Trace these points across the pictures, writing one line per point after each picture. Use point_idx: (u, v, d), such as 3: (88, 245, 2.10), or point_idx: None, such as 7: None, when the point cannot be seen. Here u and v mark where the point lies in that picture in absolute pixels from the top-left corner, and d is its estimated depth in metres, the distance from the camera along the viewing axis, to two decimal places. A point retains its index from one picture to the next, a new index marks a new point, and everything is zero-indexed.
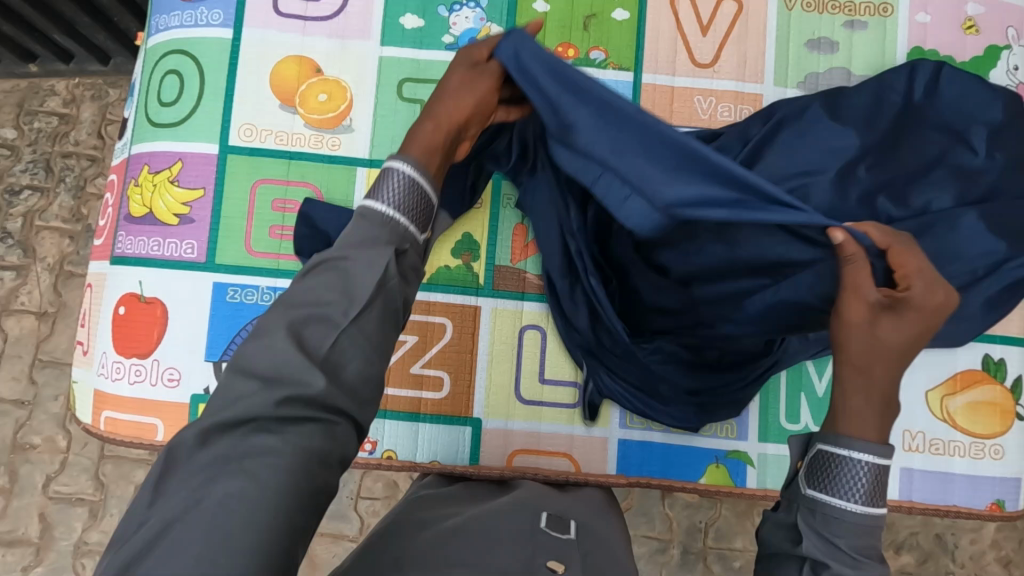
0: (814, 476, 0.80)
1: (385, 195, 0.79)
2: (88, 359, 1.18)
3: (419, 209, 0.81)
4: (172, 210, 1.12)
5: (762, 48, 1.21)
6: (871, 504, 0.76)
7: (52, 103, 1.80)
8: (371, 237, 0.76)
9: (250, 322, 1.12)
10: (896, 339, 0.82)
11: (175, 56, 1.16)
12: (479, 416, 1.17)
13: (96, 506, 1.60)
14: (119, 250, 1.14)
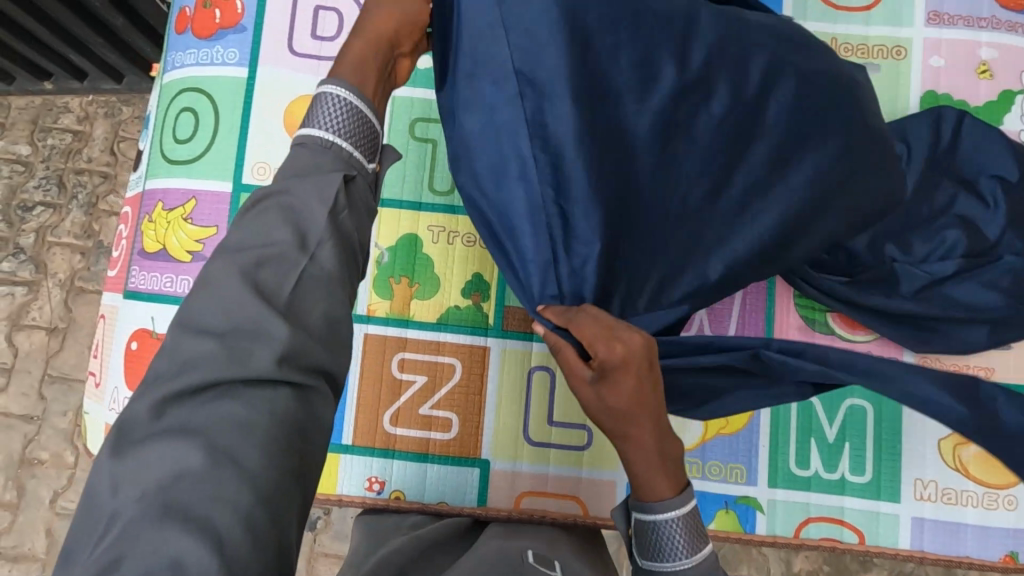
0: (642, 543, 0.81)
1: (321, 118, 0.76)
2: (100, 392, 1.18)
3: (358, 131, 0.78)
4: (184, 246, 1.13)
5: None
6: (695, 550, 0.79)
7: (66, 120, 1.82)
8: (317, 160, 0.74)
9: None
10: (621, 407, 0.73)
11: (189, 94, 1.18)
12: (487, 457, 1.16)
13: None
14: (131, 285, 1.15)
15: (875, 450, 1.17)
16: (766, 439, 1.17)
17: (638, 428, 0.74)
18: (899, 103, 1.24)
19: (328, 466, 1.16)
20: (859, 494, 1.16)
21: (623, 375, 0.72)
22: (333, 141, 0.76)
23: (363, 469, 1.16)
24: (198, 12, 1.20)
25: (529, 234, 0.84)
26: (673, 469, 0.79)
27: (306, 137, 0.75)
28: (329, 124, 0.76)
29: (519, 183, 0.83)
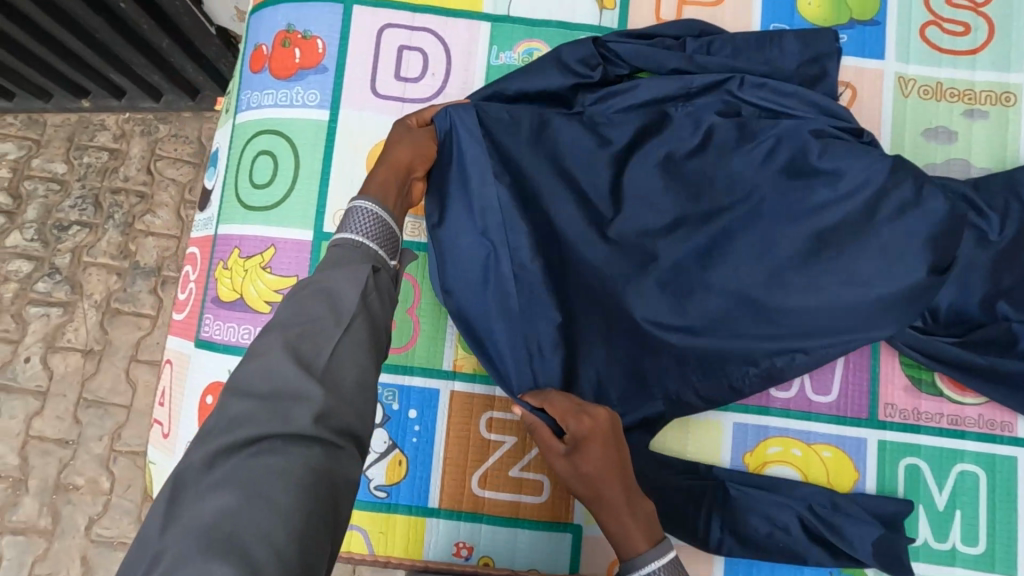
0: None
1: (356, 224, 0.84)
2: (168, 443, 1.15)
3: (384, 235, 0.86)
4: (263, 297, 1.10)
5: (879, 130, 1.19)
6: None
7: (102, 138, 1.79)
8: (346, 258, 0.80)
9: None
10: (592, 470, 0.89)
11: (268, 135, 1.16)
12: (579, 522, 1.12)
13: None
14: (207, 333, 1.13)
15: (989, 517, 1.09)
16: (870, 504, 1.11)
17: (613, 493, 0.88)
18: (1009, 150, 1.19)
19: (414, 531, 1.12)
20: (973, 566, 1.08)
21: (589, 436, 0.91)
22: (362, 240, 0.83)
23: (450, 533, 1.12)
24: (279, 51, 1.18)
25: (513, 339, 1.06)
26: (648, 522, 0.88)
27: (343, 240, 0.83)
28: (362, 228, 0.84)
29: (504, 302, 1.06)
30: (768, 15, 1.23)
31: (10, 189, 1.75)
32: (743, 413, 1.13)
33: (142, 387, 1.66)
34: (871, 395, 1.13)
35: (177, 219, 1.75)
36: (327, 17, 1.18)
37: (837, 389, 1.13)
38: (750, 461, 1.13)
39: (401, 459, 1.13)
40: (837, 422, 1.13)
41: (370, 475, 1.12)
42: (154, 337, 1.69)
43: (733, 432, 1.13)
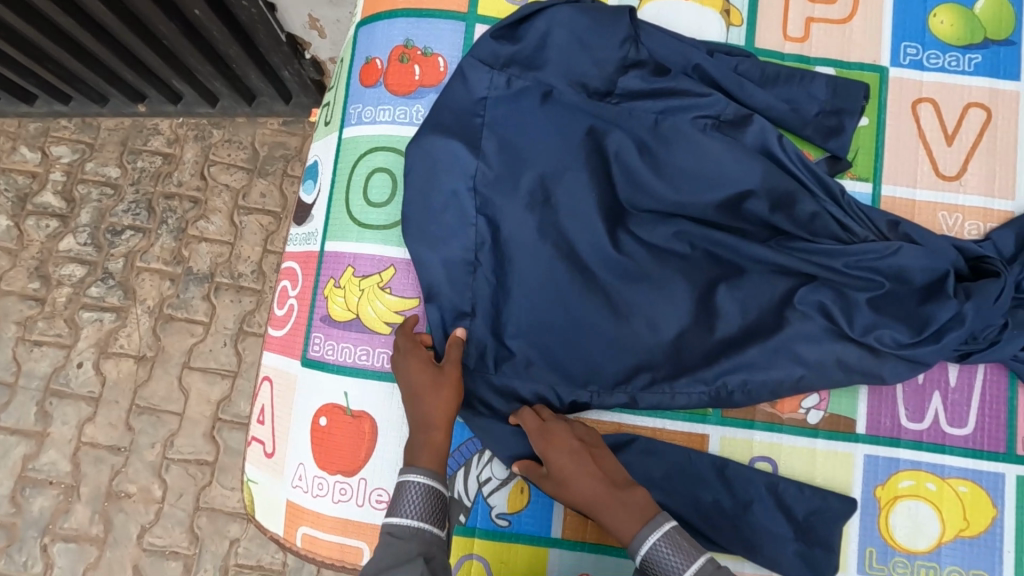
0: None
1: (408, 504, 0.63)
2: (275, 462, 0.80)
3: (439, 509, 0.64)
4: (383, 319, 0.74)
5: (1013, 162, 0.76)
6: (691, 561, 0.60)
7: (156, 143, 1.73)
8: (397, 555, 0.59)
9: (463, 442, 0.72)
10: (574, 476, 0.65)
11: (388, 150, 0.78)
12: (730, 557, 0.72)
13: (190, 560, 1.51)
14: (313, 353, 0.78)
15: None
16: (1013, 545, 0.71)
17: (593, 490, 0.64)
18: None
19: (528, 564, 0.71)
20: None
21: (563, 450, 0.66)
22: (417, 525, 0.61)
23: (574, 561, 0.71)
24: (389, 59, 0.79)
25: (506, 309, 0.72)
26: (636, 499, 0.64)
27: (392, 528, 0.61)
28: (415, 508, 0.62)
29: (488, 261, 0.73)
30: (894, 27, 0.79)
31: (63, 192, 1.70)
32: (874, 443, 0.73)
33: (195, 396, 1.59)
34: (1015, 424, 0.73)
35: (231, 225, 1.68)
36: (452, 32, 0.79)
37: (975, 417, 0.73)
38: (878, 497, 0.73)
39: (523, 487, 0.72)
40: (976, 456, 0.73)
41: (489, 502, 0.71)
42: (206, 344, 1.62)
43: (861, 465, 0.73)
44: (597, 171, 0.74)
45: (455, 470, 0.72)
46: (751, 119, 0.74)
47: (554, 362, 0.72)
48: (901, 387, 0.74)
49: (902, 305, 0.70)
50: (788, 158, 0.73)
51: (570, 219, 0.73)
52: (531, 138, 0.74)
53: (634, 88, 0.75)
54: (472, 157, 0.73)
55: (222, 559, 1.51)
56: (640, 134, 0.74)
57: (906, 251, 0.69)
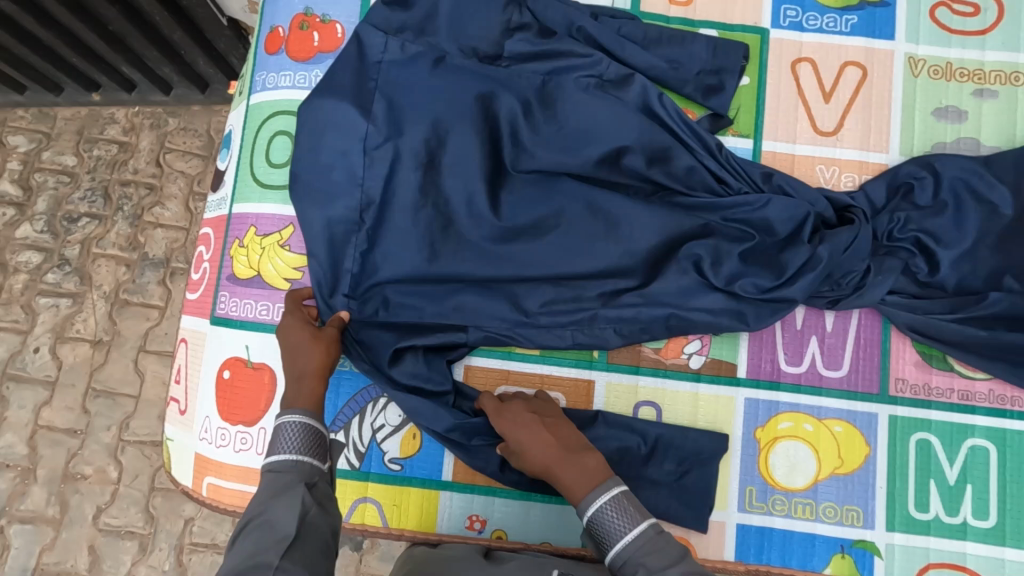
0: (599, 540, 0.62)
1: (286, 440, 0.64)
2: (187, 418, 0.82)
3: (319, 443, 0.65)
4: (284, 275, 0.77)
5: (886, 116, 0.79)
6: (634, 524, 0.61)
7: (112, 131, 1.60)
8: (278, 486, 0.60)
9: (359, 392, 0.75)
10: (526, 445, 0.66)
11: (289, 113, 0.80)
12: None
13: (146, 540, 1.39)
14: (220, 311, 0.80)
15: (1001, 494, 0.74)
16: (884, 481, 0.75)
17: (544, 456, 0.65)
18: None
19: (418, 504, 0.74)
20: (985, 543, 0.73)
21: (517, 423, 0.67)
22: (297, 457, 0.63)
23: (462, 503, 0.74)
24: (290, 27, 0.82)
25: (392, 263, 0.74)
26: (591, 466, 0.65)
27: (271, 464, 0.62)
28: (293, 443, 0.64)
29: (381, 219, 0.75)
30: None
31: (20, 180, 1.59)
32: (755, 387, 0.76)
33: (151, 378, 1.45)
34: (888, 366, 0.76)
35: (186, 211, 1.55)
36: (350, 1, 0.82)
37: (850, 360, 0.76)
38: (758, 438, 0.76)
39: (415, 433, 0.74)
40: (852, 397, 0.76)
41: (382, 447, 0.74)
42: (163, 327, 1.50)
43: (742, 408, 0.76)
44: (485, 128, 0.76)
45: (350, 417, 0.74)
46: (633, 77, 0.77)
47: (443, 314, 0.74)
48: (780, 332, 0.77)
49: (764, 253, 0.74)
50: (669, 115, 0.76)
51: (455, 174, 0.75)
52: (417, 99, 0.76)
53: (521, 50, 0.78)
54: (362, 118, 0.74)
55: (177, 539, 1.39)
56: (527, 94, 0.77)
57: (776, 203, 0.73)
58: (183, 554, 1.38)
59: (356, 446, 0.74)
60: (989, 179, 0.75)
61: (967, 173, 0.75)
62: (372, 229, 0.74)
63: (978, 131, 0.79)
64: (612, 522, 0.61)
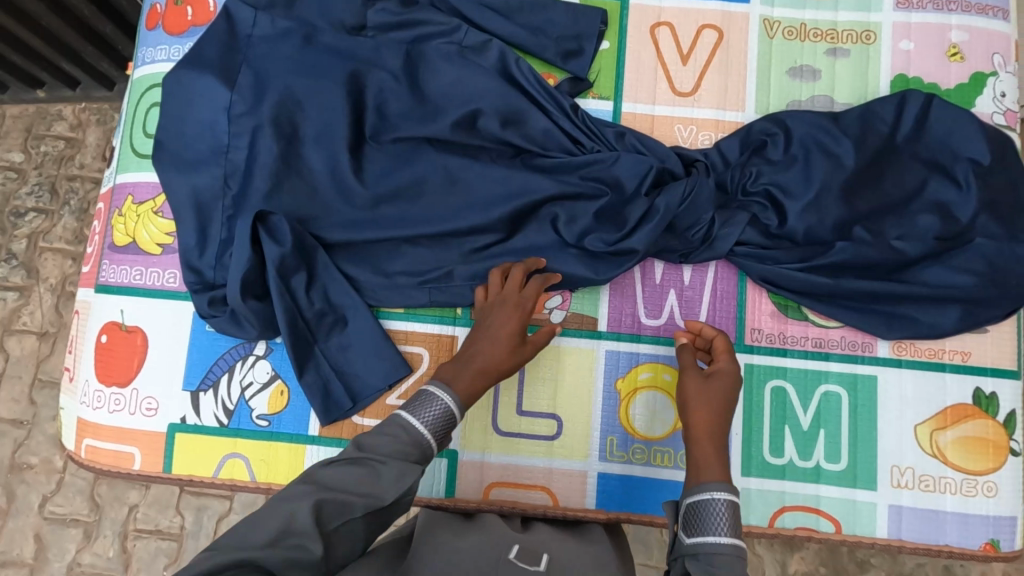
0: (689, 518, 0.60)
1: (426, 411, 0.63)
2: (73, 385, 0.84)
3: (446, 429, 0.64)
4: (156, 241, 0.80)
5: (742, 75, 0.82)
6: (733, 538, 0.58)
7: (60, 128, 1.29)
8: (394, 451, 0.60)
9: (230, 351, 0.77)
10: (719, 391, 0.67)
11: None
12: (456, 446, 0.77)
13: (92, 527, 1.13)
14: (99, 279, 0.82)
15: (851, 436, 0.76)
16: (740, 428, 0.77)
17: (723, 415, 0.66)
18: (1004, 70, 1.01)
19: (285, 458, 0.76)
20: (837, 485, 0.76)
21: (728, 380, 0.69)
22: (426, 435, 0.62)
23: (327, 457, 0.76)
24: (166, 4, 0.85)
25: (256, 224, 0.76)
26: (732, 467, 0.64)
27: (401, 423, 0.62)
28: (428, 416, 0.63)
29: (248, 184, 0.77)
30: None
31: None
32: (616, 340, 0.79)
33: None
34: (744, 316, 0.78)
35: None
36: None
37: (707, 312, 0.79)
38: (619, 389, 0.78)
39: (284, 389, 0.77)
40: None
41: (250, 404, 0.76)
42: None
43: (604, 360, 0.78)
44: (347, 93, 0.78)
45: (219, 375, 0.77)
46: (489, 43, 0.80)
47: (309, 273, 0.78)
48: (641, 287, 0.79)
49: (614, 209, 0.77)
50: (526, 78, 0.80)
51: (317, 139, 0.78)
52: (280, 68, 0.79)
53: (383, 21, 0.81)
54: (226, 88, 0.78)
55: (121, 525, 1.13)
56: (389, 62, 0.80)
57: (623, 159, 0.76)
58: (126, 540, 1.13)
59: (225, 404, 0.77)
60: (835, 133, 0.77)
61: (816, 125, 0.78)
62: (240, 195, 0.77)
63: (834, 87, 0.82)
64: (717, 520, 0.59)
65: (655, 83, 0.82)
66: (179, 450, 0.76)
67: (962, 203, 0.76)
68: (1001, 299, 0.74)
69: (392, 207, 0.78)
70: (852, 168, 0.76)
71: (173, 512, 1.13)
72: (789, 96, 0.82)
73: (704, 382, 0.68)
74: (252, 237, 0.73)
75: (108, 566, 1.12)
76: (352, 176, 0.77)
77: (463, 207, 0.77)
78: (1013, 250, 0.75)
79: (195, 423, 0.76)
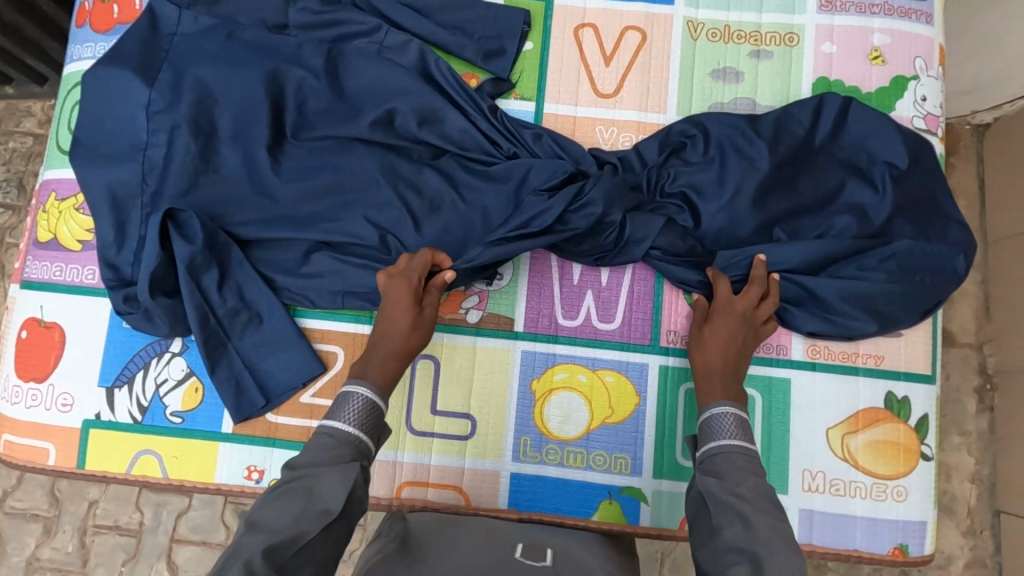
0: (699, 433, 0.65)
1: (348, 410, 0.61)
2: None
3: (376, 422, 0.62)
4: (77, 238, 0.80)
5: (664, 77, 0.82)
6: (741, 438, 0.62)
7: (27, 125, 1.29)
8: (330, 458, 0.57)
9: (145, 348, 0.78)
10: (724, 325, 0.71)
11: None
12: None
13: (51, 522, 1.12)
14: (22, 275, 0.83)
15: (763, 439, 0.76)
16: (653, 430, 0.77)
17: (731, 346, 0.70)
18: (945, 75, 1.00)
19: (199, 454, 0.76)
20: None
21: (734, 312, 0.72)
22: (358, 434, 0.60)
23: (241, 454, 0.77)
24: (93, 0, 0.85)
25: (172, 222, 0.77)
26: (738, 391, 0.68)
27: (328, 432, 0.59)
28: (352, 415, 0.61)
29: (165, 181, 0.77)
30: None
31: None
32: (533, 340, 0.78)
33: None
34: (660, 318, 0.78)
35: None
36: None
37: (623, 314, 0.79)
38: (534, 389, 0.78)
39: (198, 387, 0.77)
40: (624, 348, 0.78)
41: (164, 401, 0.77)
42: None
43: (519, 360, 0.78)
44: (265, 90, 0.79)
45: (134, 372, 0.77)
46: (409, 43, 0.81)
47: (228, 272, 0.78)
48: (558, 288, 0.79)
49: None
50: (445, 78, 0.80)
51: (235, 138, 0.78)
52: (199, 66, 0.79)
53: (304, 20, 0.81)
54: (144, 85, 0.78)
55: (81, 519, 1.12)
56: (308, 59, 0.80)
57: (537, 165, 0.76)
58: (86, 535, 1.11)
59: (140, 400, 0.77)
60: (751, 135, 0.77)
61: (734, 126, 0.78)
62: (157, 192, 0.77)
63: (758, 88, 0.82)
64: (725, 424, 0.63)
65: (577, 84, 0.82)
66: (93, 446, 0.77)
67: (878, 206, 0.76)
68: (914, 302, 0.74)
69: (307, 204, 0.78)
70: (767, 168, 0.76)
71: (132, 507, 1.12)
72: (712, 97, 0.82)
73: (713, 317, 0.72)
74: (162, 233, 0.74)
75: (66, 561, 1.10)
76: (269, 174, 0.78)
77: (380, 206, 0.77)
78: (927, 252, 0.74)
79: (109, 419, 0.77)
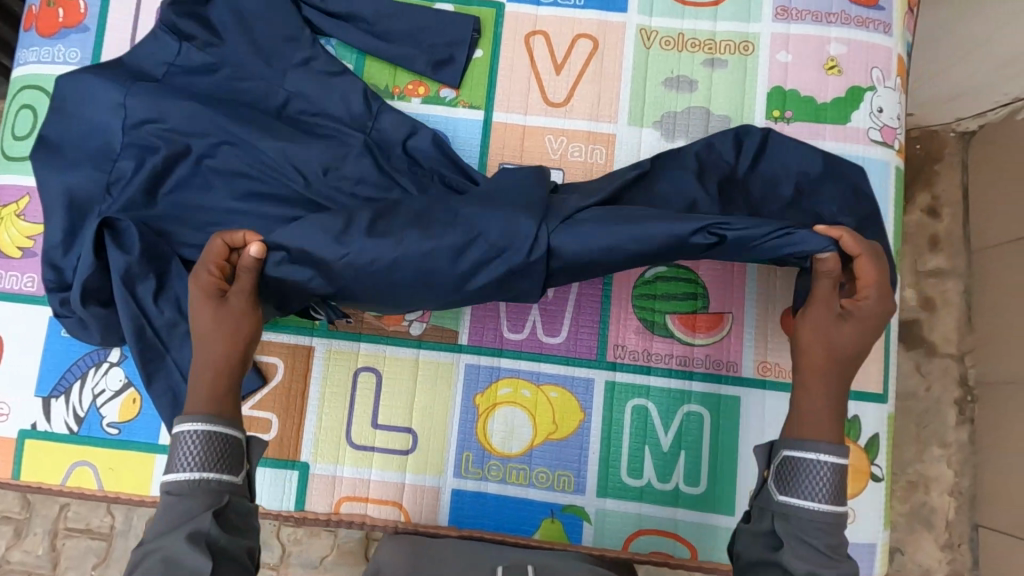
0: (783, 473, 0.57)
1: (185, 455, 0.56)
2: None
3: (228, 453, 0.58)
4: (16, 245, 0.79)
5: (615, 87, 0.81)
6: (833, 502, 0.55)
7: None
8: (178, 514, 0.54)
9: (83, 356, 0.77)
10: (845, 339, 0.59)
11: (33, 87, 0.83)
12: (308, 459, 0.76)
13: (19, 525, 1.09)
14: None
15: (710, 459, 0.74)
16: (598, 447, 0.75)
17: (844, 364, 0.59)
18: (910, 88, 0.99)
19: (136, 466, 0.75)
20: (696, 509, 0.74)
21: (861, 324, 0.60)
22: (204, 476, 0.56)
23: None
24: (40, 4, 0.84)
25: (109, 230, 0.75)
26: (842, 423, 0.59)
27: (170, 485, 0.55)
28: (191, 457, 0.56)
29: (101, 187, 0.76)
30: None
31: None
32: (477, 354, 0.77)
33: None
34: (607, 333, 0.77)
35: None
36: None
37: (569, 328, 0.77)
38: (477, 404, 0.76)
39: (136, 398, 0.76)
40: (570, 364, 0.77)
41: (101, 412, 0.76)
42: None
43: (463, 374, 0.77)
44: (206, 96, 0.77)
45: (72, 381, 0.76)
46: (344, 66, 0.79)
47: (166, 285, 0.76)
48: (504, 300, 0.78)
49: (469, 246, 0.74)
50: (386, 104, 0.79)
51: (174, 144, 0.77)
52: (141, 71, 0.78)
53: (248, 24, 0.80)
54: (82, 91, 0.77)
55: (51, 522, 1.09)
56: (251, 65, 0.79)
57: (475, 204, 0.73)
58: (56, 538, 1.08)
59: (77, 410, 0.76)
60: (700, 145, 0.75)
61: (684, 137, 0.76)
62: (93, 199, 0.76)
63: (712, 98, 0.80)
64: (816, 481, 0.55)
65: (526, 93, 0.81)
66: (29, 456, 0.76)
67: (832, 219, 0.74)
68: None
69: (246, 211, 0.74)
70: (716, 180, 0.74)
71: (104, 509, 1.09)
72: (665, 106, 0.80)
73: (834, 322, 0.60)
74: (98, 242, 0.72)
75: (36, 563, 1.07)
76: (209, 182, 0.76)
77: None
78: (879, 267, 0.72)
79: (45, 429, 0.76)
